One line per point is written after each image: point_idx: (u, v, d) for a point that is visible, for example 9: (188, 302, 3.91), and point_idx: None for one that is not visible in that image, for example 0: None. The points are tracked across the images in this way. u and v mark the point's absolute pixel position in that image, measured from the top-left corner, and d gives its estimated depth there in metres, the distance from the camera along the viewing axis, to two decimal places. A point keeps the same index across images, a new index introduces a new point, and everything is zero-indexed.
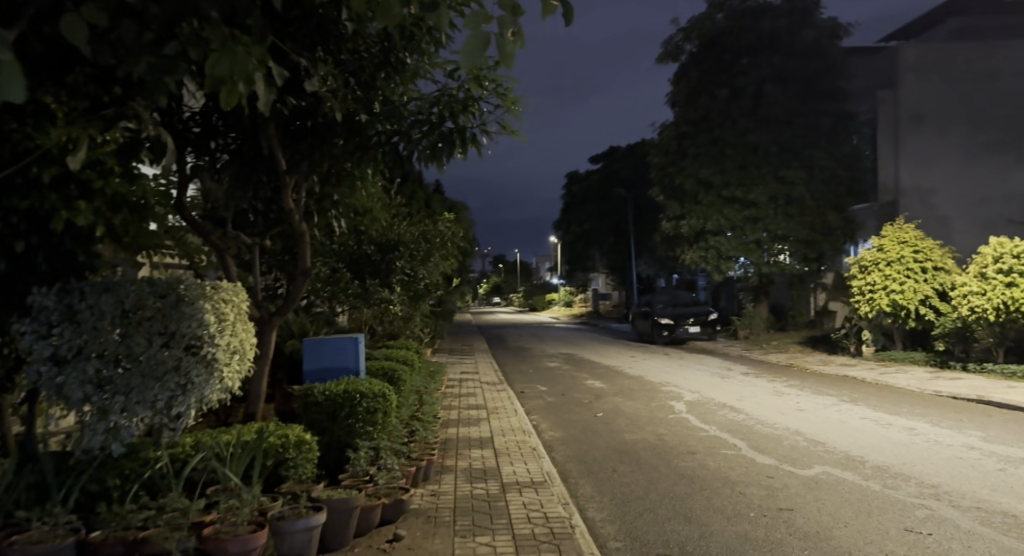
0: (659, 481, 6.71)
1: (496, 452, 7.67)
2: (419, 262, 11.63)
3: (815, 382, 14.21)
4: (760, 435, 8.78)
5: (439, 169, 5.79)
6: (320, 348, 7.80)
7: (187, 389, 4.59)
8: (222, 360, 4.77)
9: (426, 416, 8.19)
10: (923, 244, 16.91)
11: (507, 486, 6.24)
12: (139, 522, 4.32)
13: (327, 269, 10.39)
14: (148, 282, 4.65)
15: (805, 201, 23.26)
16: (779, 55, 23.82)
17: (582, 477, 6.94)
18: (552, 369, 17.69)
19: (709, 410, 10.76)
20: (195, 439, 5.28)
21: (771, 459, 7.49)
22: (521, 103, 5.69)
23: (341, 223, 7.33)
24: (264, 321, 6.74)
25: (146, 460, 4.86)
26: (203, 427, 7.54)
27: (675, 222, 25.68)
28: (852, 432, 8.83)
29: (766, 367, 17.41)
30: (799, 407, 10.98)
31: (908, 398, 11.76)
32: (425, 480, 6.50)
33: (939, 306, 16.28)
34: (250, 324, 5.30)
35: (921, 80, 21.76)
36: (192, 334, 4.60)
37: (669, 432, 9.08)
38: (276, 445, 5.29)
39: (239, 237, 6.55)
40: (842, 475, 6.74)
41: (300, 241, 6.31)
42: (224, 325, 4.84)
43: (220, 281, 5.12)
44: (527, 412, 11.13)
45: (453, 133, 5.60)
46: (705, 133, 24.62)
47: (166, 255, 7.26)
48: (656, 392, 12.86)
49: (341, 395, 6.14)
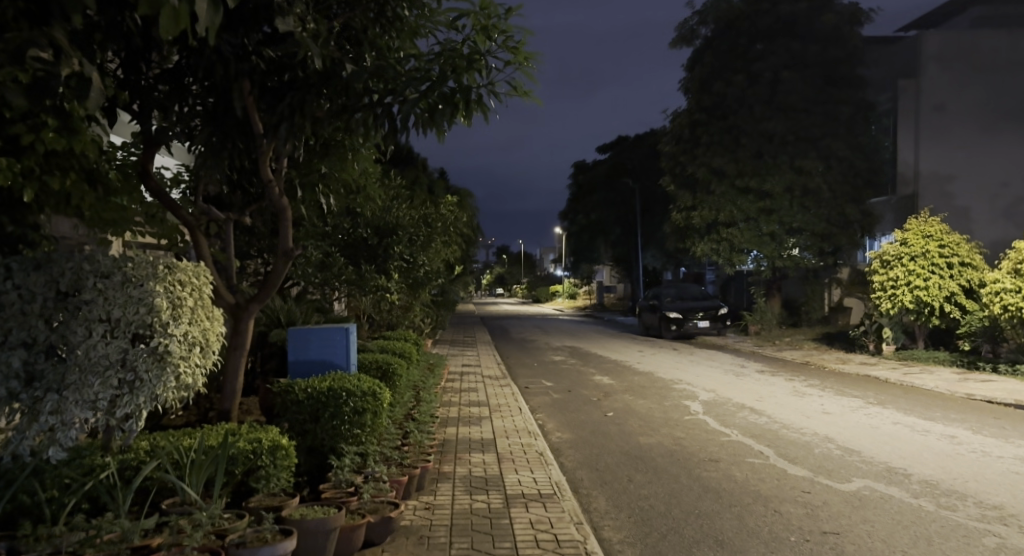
0: (682, 495, 5.95)
1: (499, 457, 6.93)
2: (418, 248, 10.83)
3: (835, 382, 13.46)
4: (787, 441, 8.02)
5: (438, 136, 4.94)
6: (306, 338, 7.07)
7: (136, 387, 3.86)
8: (178, 355, 4.02)
9: (422, 415, 7.47)
10: (950, 237, 16.14)
11: (511, 500, 5.49)
12: (72, 545, 3.53)
13: (319, 254, 9.64)
14: (87, 258, 3.86)
15: (823, 193, 22.33)
16: (798, 41, 22.89)
17: (595, 487, 6.21)
18: (559, 363, 16.96)
19: (728, 411, 9.99)
20: (151, 444, 4.54)
21: (804, 470, 6.75)
22: (535, 60, 4.90)
23: (330, 201, 6.53)
24: (241, 307, 5.92)
25: (91, 469, 4.15)
26: (180, 422, 6.85)
27: (686, 213, 24.87)
28: (887, 440, 8.07)
29: (782, 365, 16.66)
30: (824, 410, 10.20)
31: (939, 401, 11.00)
32: (419, 491, 5.73)
33: (965, 304, 15.59)
34: (215, 312, 4.59)
35: (944, 68, 20.99)
36: (141, 322, 3.85)
37: (687, 436, 8.32)
38: (245, 453, 4.54)
39: (212, 212, 5.76)
40: (888, 491, 6.00)
41: (281, 218, 5.54)
42: (181, 312, 4.10)
43: (178, 260, 4.35)
44: (532, 409, 10.41)
45: (457, 91, 4.77)
46: (719, 120, 23.73)
47: (141, 232, 6.51)
48: (669, 390, 12.09)
49: (325, 393, 5.43)
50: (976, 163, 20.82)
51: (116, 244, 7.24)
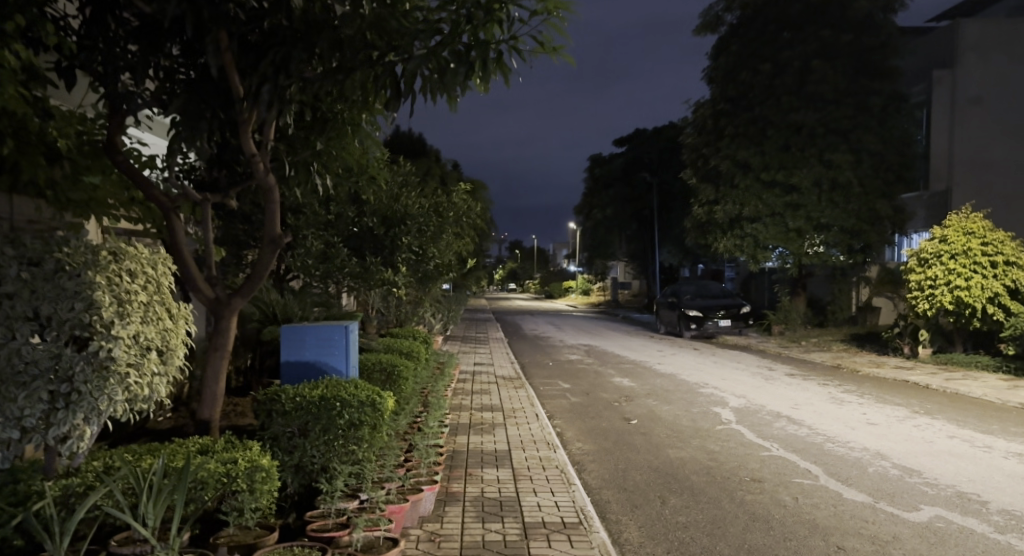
0: (725, 524, 5.17)
1: (515, 474, 6.15)
2: (428, 240, 9.82)
3: (873, 388, 12.56)
4: (835, 457, 7.22)
5: (449, 103, 4.18)
6: (301, 336, 6.34)
7: (72, 402, 3.14)
8: (125, 361, 3.28)
9: (429, 422, 6.72)
10: (993, 235, 15.26)
11: (530, 531, 4.71)
12: None
13: (320, 244, 9.01)
14: (11, 242, 3.28)
15: (853, 187, 21.23)
16: (829, 29, 21.77)
17: (624, 513, 5.43)
18: (576, 362, 16.15)
19: (763, 421, 9.15)
20: (103, 465, 3.81)
21: (860, 494, 5.93)
22: (566, 9, 4.11)
23: (326, 181, 5.71)
24: (221, 303, 5.14)
25: (27, 495, 3.45)
26: (168, 425, 6.24)
27: (708, 207, 23.94)
28: (948, 458, 7.20)
29: (811, 368, 15.77)
30: (869, 420, 9.33)
31: (993, 412, 10.06)
32: (424, 517, 4.97)
33: (1009, 306, 14.56)
34: (176, 309, 3.87)
35: (981, 58, 20.18)
36: (77, 321, 3.17)
37: (722, 450, 7.52)
38: (217, 476, 3.80)
39: (190, 192, 4.89)
40: (966, 524, 5.16)
41: (267, 198, 4.73)
42: (128, 306, 3.38)
43: (130, 247, 3.68)
44: (550, 415, 9.61)
45: (473, 48, 3.99)
46: (744, 111, 22.72)
47: (116, 213, 5.77)
48: (696, 395, 11.25)
49: (317, 403, 4.66)
50: (1014, 158, 20.02)
51: (92, 226, 6.59)
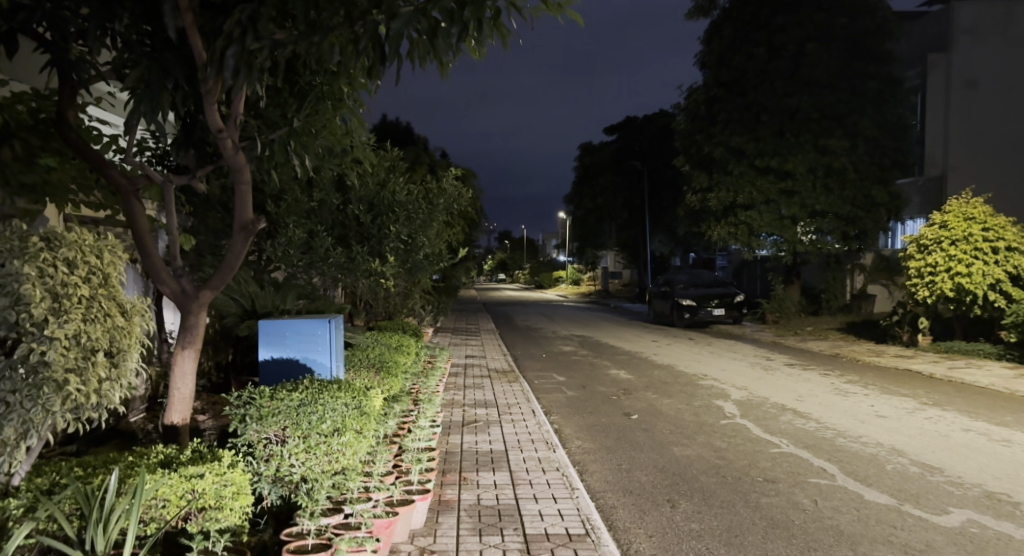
0: (744, 532, 4.77)
1: (513, 478, 5.71)
2: (418, 228, 9.47)
3: (876, 378, 12.22)
4: (850, 454, 6.84)
5: (439, 70, 3.74)
6: (281, 331, 5.86)
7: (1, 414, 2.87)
8: (59, 365, 2.95)
9: (420, 420, 6.31)
10: (994, 220, 14.93)
11: (532, 546, 4.26)
12: None
13: (302, 233, 8.37)
14: None
15: (849, 173, 20.87)
16: (823, 12, 21.29)
17: (632, 521, 5.02)
18: (570, 354, 15.66)
19: (769, 415, 8.76)
20: (49, 481, 3.35)
21: (885, 496, 5.51)
22: None
23: (306, 162, 5.24)
24: (187, 296, 4.65)
25: None
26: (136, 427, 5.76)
27: (701, 195, 23.45)
28: (967, 453, 6.83)
29: (811, 358, 15.38)
30: (879, 413, 8.95)
31: (1003, 402, 9.72)
32: (416, 530, 4.51)
33: (1011, 292, 14.18)
34: (129, 304, 3.47)
35: (976, 42, 19.89)
36: (3, 321, 2.89)
37: (730, 447, 7.12)
38: (180, 491, 3.37)
39: (151, 171, 4.39)
40: (1002, 530, 4.77)
41: (237, 176, 4.25)
42: (66, 303, 3.04)
43: (68, 231, 3.27)
44: (546, 411, 9.15)
45: (466, 5, 3.48)
46: (738, 96, 22.23)
47: (79, 197, 5.26)
48: (697, 388, 10.83)
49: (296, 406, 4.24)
50: (1009, 142, 19.81)
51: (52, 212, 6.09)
